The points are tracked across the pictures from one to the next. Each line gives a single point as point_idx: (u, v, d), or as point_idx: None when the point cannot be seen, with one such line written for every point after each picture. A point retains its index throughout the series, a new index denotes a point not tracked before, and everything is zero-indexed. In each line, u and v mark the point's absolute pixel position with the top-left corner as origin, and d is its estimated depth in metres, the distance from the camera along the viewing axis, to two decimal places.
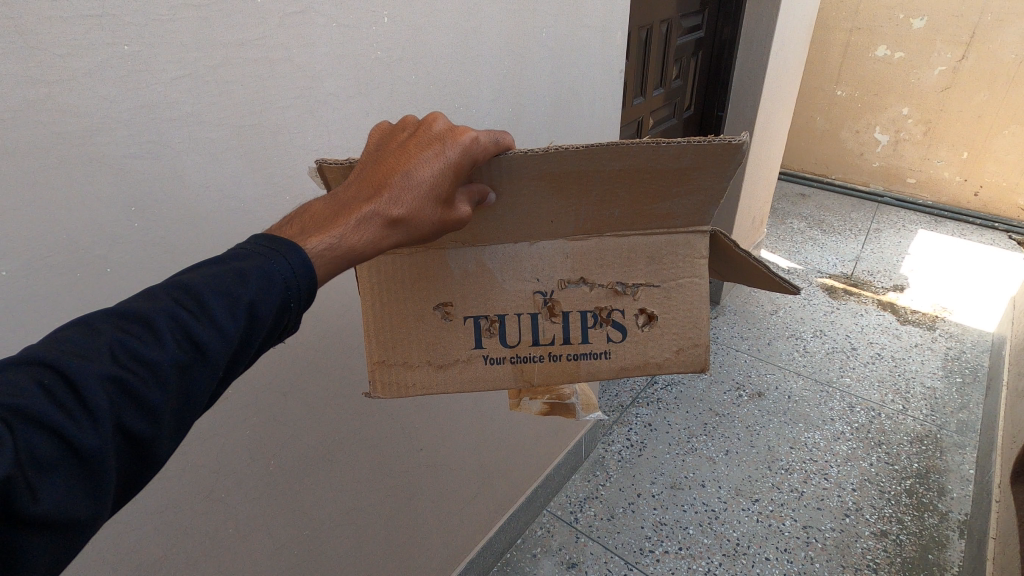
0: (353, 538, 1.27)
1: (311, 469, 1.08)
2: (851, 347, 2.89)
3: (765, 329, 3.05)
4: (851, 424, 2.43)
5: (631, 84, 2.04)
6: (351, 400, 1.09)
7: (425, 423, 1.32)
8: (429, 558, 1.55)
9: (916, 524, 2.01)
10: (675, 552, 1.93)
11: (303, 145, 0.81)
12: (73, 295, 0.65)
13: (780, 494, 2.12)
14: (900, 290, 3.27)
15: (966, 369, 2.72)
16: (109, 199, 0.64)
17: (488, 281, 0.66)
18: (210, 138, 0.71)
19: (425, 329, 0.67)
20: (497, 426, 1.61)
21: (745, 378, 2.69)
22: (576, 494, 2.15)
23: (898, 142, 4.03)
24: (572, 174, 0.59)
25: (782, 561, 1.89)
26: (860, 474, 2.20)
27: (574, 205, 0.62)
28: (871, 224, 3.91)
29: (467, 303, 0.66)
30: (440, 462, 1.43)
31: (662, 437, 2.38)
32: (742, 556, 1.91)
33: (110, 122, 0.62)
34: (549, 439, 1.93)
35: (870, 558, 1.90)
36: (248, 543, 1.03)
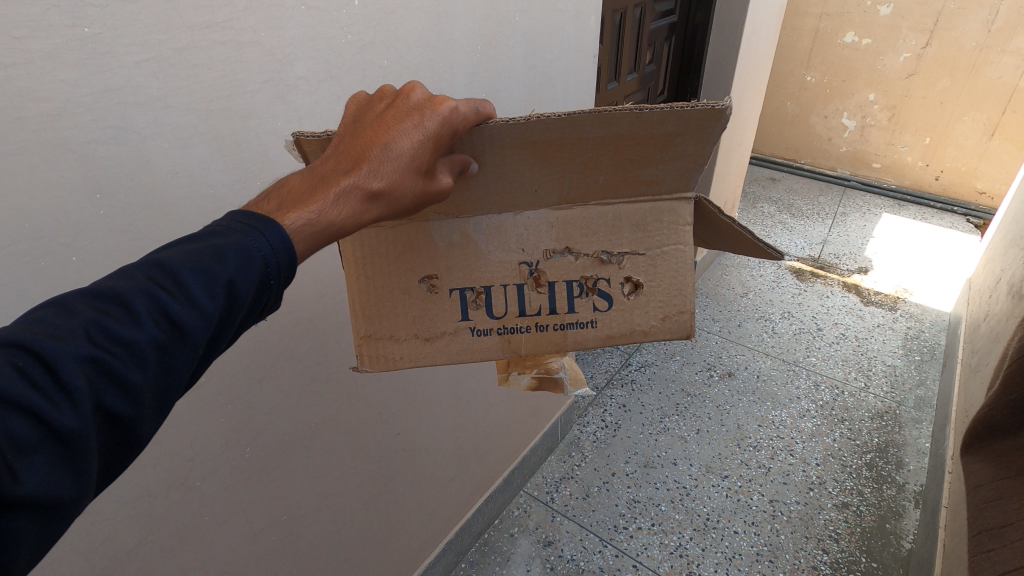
0: (332, 521, 1.30)
1: (288, 455, 1.10)
2: (817, 328, 3.00)
3: (736, 311, 3.14)
4: (815, 402, 2.53)
5: (606, 69, 2.06)
6: (327, 386, 1.11)
7: (403, 406, 1.35)
8: (411, 538, 1.60)
9: (875, 495, 2.12)
10: (648, 528, 2.00)
11: (275, 129, 0.82)
12: (39, 283, 0.65)
13: (748, 469, 2.21)
14: (864, 272, 3.40)
15: (924, 348, 2.85)
16: (72, 185, 0.64)
17: (473, 253, 0.68)
18: (177, 123, 0.71)
19: (412, 301, 0.69)
20: (475, 408, 1.64)
21: (716, 360, 2.77)
22: (552, 474, 2.20)
23: (864, 128, 4.14)
24: (555, 143, 0.60)
25: (749, 533, 1.97)
26: (824, 450, 2.30)
27: (558, 174, 0.64)
28: (837, 208, 4.04)
29: (452, 275, 0.68)
30: (418, 446, 1.47)
31: (636, 418, 2.45)
32: (712, 530, 1.99)
33: (71, 106, 0.62)
34: (524, 421, 1.97)
35: (832, 528, 1.99)
36: (226, 529, 1.05)
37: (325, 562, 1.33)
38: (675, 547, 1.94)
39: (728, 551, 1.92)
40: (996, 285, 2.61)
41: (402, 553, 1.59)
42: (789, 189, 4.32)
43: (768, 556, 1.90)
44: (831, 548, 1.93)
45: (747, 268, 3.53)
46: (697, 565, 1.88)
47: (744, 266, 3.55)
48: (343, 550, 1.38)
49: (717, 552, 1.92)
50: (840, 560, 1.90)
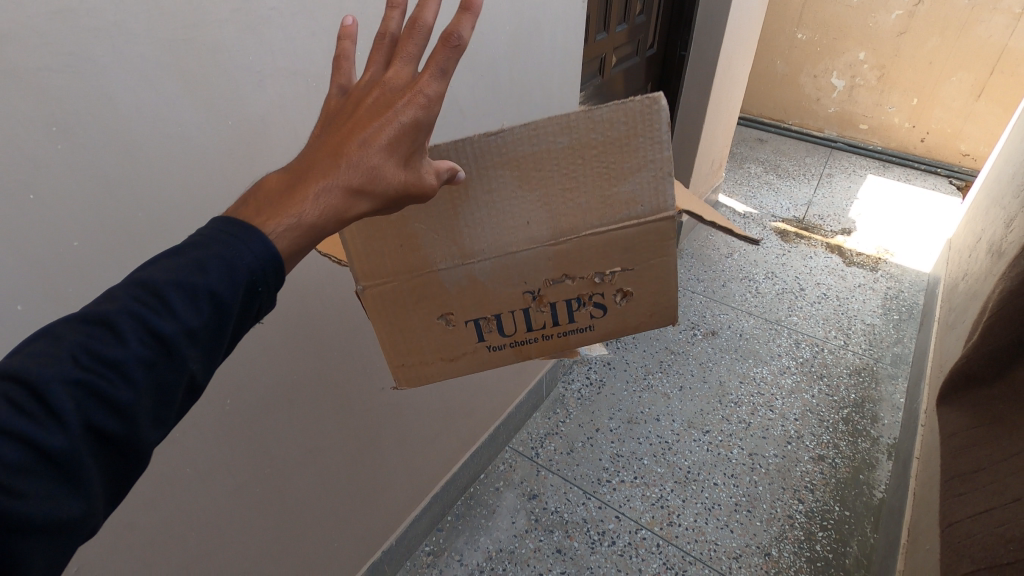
0: (324, 491, 1.20)
1: (274, 412, 0.98)
2: (800, 288, 2.79)
3: (720, 270, 2.93)
4: (794, 358, 2.36)
5: (594, 19, 1.92)
6: (312, 341, 0.99)
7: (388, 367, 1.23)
8: (392, 503, 1.49)
9: (849, 448, 1.98)
10: (630, 481, 1.87)
11: (250, 71, 0.64)
12: (10, 269, 0.51)
13: (729, 425, 2.06)
14: (848, 234, 3.16)
15: (903, 307, 2.66)
16: (29, 139, 0.49)
17: (482, 289, 0.63)
18: (145, 60, 0.54)
19: (432, 334, 0.66)
20: None
21: (699, 318, 2.57)
22: (537, 431, 2.06)
23: (853, 88, 3.80)
24: (526, 157, 0.57)
25: (728, 485, 1.85)
26: (802, 405, 2.15)
27: (541, 195, 0.59)
28: (823, 169, 3.76)
29: (466, 311, 0.64)
30: (403, 404, 1.35)
31: (620, 375, 2.27)
32: (692, 483, 1.86)
33: (14, 30, 0.46)
34: (511, 381, 1.88)
35: (808, 479, 1.87)
36: (218, 507, 0.94)
37: (313, 532, 1.21)
38: (656, 498, 1.82)
39: (707, 502, 1.80)
40: (971, 239, 2.54)
41: (387, 510, 1.48)
42: (776, 150, 4.04)
43: (745, 506, 1.79)
44: (807, 498, 1.81)
45: (736, 226, 3.33)
46: (677, 515, 1.77)
47: (729, 227, 3.32)
48: (337, 520, 1.29)
49: (696, 502, 1.80)
50: (815, 509, 1.79)
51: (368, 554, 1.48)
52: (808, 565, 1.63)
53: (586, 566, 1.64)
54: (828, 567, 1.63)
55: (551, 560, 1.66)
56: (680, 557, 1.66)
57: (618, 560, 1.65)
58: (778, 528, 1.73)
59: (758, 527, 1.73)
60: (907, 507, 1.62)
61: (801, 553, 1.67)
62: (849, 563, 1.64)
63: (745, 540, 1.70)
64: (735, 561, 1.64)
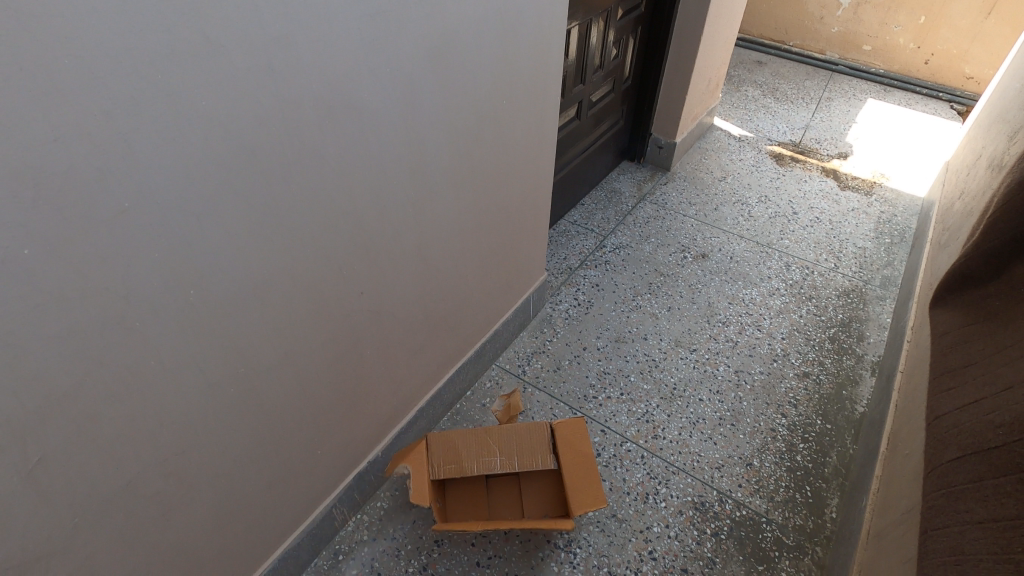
0: (297, 377, 1.33)
1: (240, 301, 1.10)
2: (792, 213, 3.25)
3: (712, 196, 3.34)
4: (785, 281, 2.77)
5: None
6: (280, 232, 1.12)
7: (397, 261, 1.50)
8: (381, 400, 1.70)
9: (834, 365, 2.36)
10: (617, 397, 2.18)
11: None
12: None
13: (716, 343, 2.43)
14: (843, 158, 3.75)
15: (895, 232, 3.13)
16: None
17: (486, 474, 1.60)
18: None
19: (468, 439, 1.62)
20: (439, 276, 1.71)
21: (690, 242, 2.98)
22: (523, 349, 2.35)
23: (857, 8, 4.52)
24: (508, 465, 1.61)
25: (713, 400, 2.19)
26: (790, 325, 2.54)
27: (511, 466, 1.61)
28: (823, 92, 4.50)
29: (480, 465, 1.59)
30: (382, 310, 1.52)
31: (608, 296, 2.62)
32: (678, 398, 2.19)
33: None
34: (495, 294, 2.12)
35: (791, 395, 2.23)
36: (178, 376, 1.04)
37: (298, 433, 1.41)
38: (642, 413, 2.13)
39: (693, 416, 2.13)
40: (977, 161, 2.69)
41: (371, 417, 1.68)
42: (774, 74, 4.74)
43: (729, 420, 2.13)
44: (789, 412, 2.17)
45: (726, 153, 3.73)
46: (662, 429, 2.08)
47: (724, 151, 3.76)
48: (313, 411, 1.43)
49: (683, 417, 2.12)
50: (797, 421, 2.14)
51: (362, 451, 1.71)
52: (786, 474, 1.97)
53: None
54: (807, 476, 1.96)
55: None
56: (664, 467, 1.96)
57: (605, 470, 1.94)
58: (760, 440, 2.07)
59: (740, 439, 2.07)
60: (885, 421, 1.89)
61: (781, 462, 2.00)
62: (828, 469, 1.98)
63: (729, 451, 2.02)
64: (717, 470, 1.96)
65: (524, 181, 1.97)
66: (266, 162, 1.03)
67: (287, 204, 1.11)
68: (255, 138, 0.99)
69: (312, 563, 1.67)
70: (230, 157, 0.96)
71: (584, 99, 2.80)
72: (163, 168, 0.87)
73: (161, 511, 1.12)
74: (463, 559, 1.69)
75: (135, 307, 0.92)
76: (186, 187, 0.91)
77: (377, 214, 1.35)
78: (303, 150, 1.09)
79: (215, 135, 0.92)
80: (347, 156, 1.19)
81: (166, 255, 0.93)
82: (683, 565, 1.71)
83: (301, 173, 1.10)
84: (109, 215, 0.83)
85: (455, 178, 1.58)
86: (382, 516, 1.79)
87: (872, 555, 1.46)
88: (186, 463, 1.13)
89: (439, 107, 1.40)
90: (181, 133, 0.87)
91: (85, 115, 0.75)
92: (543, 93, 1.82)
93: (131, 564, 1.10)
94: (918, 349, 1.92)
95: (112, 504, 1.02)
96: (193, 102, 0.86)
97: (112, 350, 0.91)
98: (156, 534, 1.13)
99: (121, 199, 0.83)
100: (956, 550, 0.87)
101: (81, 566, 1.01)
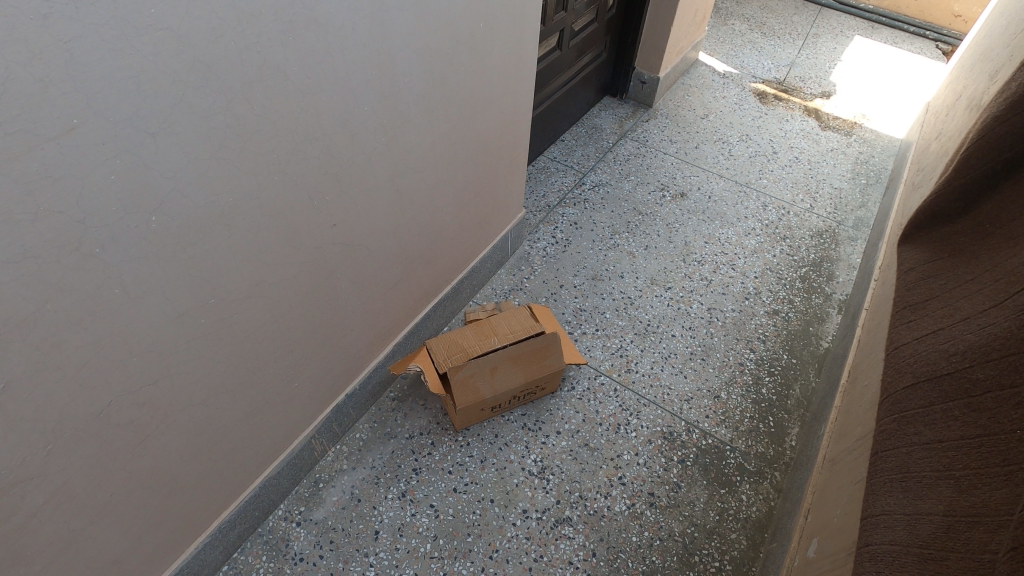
0: (269, 311, 1.30)
1: (205, 232, 1.05)
2: (773, 152, 3.23)
3: (694, 133, 3.29)
4: (761, 222, 2.78)
5: None
6: (244, 156, 1.06)
7: (372, 191, 1.45)
8: (357, 335, 1.68)
9: (803, 304, 2.41)
10: (592, 333, 2.21)
11: None
12: None
13: (691, 282, 2.45)
14: (826, 97, 3.69)
15: (871, 172, 3.15)
16: None
17: (491, 382, 1.81)
18: None
19: (476, 360, 1.78)
20: (414, 209, 1.66)
21: (669, 181, 2.95)
22: (501, 287, 2.33)
23: None
24: (510, 368, 1.83)
25: (685, 336, 2.24)
26: (764, 264, 2.57)
27: (512, 370, 1.83)
28: (811, 28, 4.39)
29: (487, 378, 1.80)
30: (356, 242, 1.48)
31: (587, 235, 2.61)
32: (651, 334, 2.23)
33: None
34: (473, 231, 2.08)
35: (761, 331, 2.29)
36: (143, 308, 1.01)
37: (275, 364, 1.40)
38: (616, 348, 2.17)
39: (665, 351, 2.18)
40: (956, 101, 2.67)
41: (347, 352, 1.67)
42: (763, 7, 4.59)
43: (700, 354, 2.18)
44: (758, 347, 2.23)
45: (711, 90, 3.65)
46: (635, 363, 2.13)
47: (708, 87, 3.67)
48: (287, 345, 1.41)
49: (655, 351, 2.17)
50: (764, 356, 2.20)
51: (339, 383, 1.71)
52: (751, 405, 2.04)
53: (546, 409, 1.96)
54: (771, 407, 2.04)
55: (513, 413, 1.94)
56: (636, 400, 2.02)
57: (578, 403, 1.98)
58: (729, 373, 2.13)
59: (710, 372, 2.13)
60: (849, 354, 1.94)
61: (748, 395, 2.07)
62: (791, 401, 2.06)
63: (698, 384, 2.09)
64: (686, 403, 2.02)
65: (502, 112, 1.90)
66: (227, 78, 0.96)
67: (252, 126, 1.05)
68: (212, 51, 0.92)
69: (294, 491, 1.70)
70: (186, 71, 0.90)
71: (565, 29, 2.68)
72: (105, 76, 0.80)
73: (138, 440, 1.12)
74: (441, 485, 1.74)
75: (92, 232, 0.88)
76: (140, 104, 0.86)
77: (348, 141, 1.29)
78: (266, 66, 1.02)
79: (168, 46, 0.86)
80: (313, 74, 1.12)
81: (122, 177, 0.88)
82: (650, 490, 1.79)
83: (264, 92, 1.04)
84: (57, 129, 0.78)
85: (430, 104, 1.51)
86: (362, 446, 1.81)
87: (828, 477, 1.52)
88: (159, 395, 1.12)
89: (413, 28, 1.32)
90: (128, 41, 0.81)
91: (21, 18, 0.70)
92: (523, 16, 1.74)
93: (108, 490, 1.11)
94: (884, 285, 1.96)
95: (85, 434, 1.01)
96: (141, 6, 0.80)
97: (70, 274, 0.87)
98: (133, 462, 1.13)
99: (69, 112, 0.78)
100: (903, 476, 0.86)
101: (56, 493, 1.01)
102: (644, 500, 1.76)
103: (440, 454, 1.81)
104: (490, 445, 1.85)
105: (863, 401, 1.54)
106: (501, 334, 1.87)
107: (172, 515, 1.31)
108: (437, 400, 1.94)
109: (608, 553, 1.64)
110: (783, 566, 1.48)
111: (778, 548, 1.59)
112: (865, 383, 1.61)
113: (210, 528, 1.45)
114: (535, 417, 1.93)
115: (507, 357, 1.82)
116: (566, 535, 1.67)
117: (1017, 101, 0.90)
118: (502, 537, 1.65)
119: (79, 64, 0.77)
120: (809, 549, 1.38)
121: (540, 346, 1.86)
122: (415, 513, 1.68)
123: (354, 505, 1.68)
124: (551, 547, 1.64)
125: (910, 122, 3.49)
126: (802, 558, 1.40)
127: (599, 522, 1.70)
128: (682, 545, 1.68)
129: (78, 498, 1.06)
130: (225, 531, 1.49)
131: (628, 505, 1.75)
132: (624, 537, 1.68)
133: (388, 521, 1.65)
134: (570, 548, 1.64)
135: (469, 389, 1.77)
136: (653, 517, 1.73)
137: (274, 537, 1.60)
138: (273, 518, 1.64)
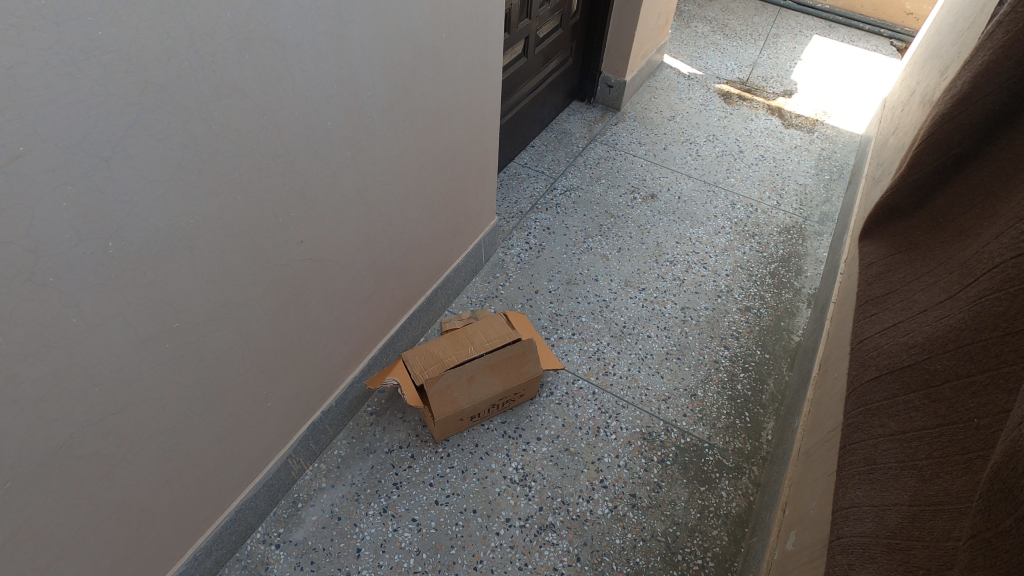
0: (237, 331, 1.28)
1: (167, 255, 1.03)
2: (739, 150, 3.29)
3: (662, 135, 3.34)
4: (730, 220, 2.83)
5: None
6: (205, 176, 1.04)
7: (339, 205, 1.43)
8: (331, 350, 1.66)
9: (773, 299, 2.46)
10: (568, 338, 2.22)
11: None
12: None
13: (664, 282, 2.48)
14: (788, 96, 3.78)
15: (834, 167, 3.24)
16: None
17: (468, 394, 1.80)
18: None
19: (453, 373, 1.76)
20: (383, 220, 1.65)
21: (640, 183, 2.99)
22: (476, 295, 2.33)
23: None
24: (488, 378, 1.83)
25: (660, 336, 2.26)
26: (734, 261, 2.61)
27: (490, 381, 1.83)
28: (772, 28, 4.50)
29: (464, 390, 1.79)
30: (326, 257, 1.46)
31: (560, 239, 2.62)
32: (627, 336, 2.25)
33: None
34: (445, 240, 2.08)
35: (734, 327, 2.32)
36: (104, 335, 0.98)
37: (245, 386, 1.37)
38: (593, 351, 2.18)
39: (642, 352, 2.20)
40: (910, 98, 2.75)
41: (321, 368, 1.65)
42: (724, 9, 4.69)
43: (676, 354, 2.21)
44: (731, 344, 2.26)
45: (677, 92, 3.70)
46: (612, 365, 2.14)
47: (674, 89, 3.73)
48: (258, 364, 1.39)
49: (632, 353, 2.19)
50: (738, 352, 2.24)
51: (314, 400, 1.69)
52: (727, 402, 2.07)
53: (524, 416, 1.96)
54: (747, 403, 2.07)
55: (491, 422, 1.93)
56: (614, 402, 2.03)
57: (557, 408, 1.99)
58: (704, 371, 2.16)
59: (685, 371, 2.15)
60: (819, 347, 1.98)
61: (723, 391, 2.10)
62: (766, 396, 2.10)
63: (674, 383, 2.11)
64: (664, 402, 2.04)
65: (470, 119, 1.90)
66: (182, 97, 0.94)
67: (211, 145, 1.03)
68: (168, 71, 0.90)
69: (271, 513, 1.66)
70: (139, 92, 0.88)
71: (530, 36, 2.70)
72: (54, 102, 0.78)
73: (103, 472, 1.08)
74: (422, 498, 1.73)
75: (45, 261, 0.85)
76: (91, 127, 0.84)
77: (312, 157, 1.28)
78: (224, 84, 1.00)
79: (119, 67, 0.84)
80: (273, 90, 1.11)
81: (75, 201, 0.86)
82: (632, 491, 1.80)
83: (223, 109, 1.02)
84: (2, 157, 0.75)
85: (395, 116, 1.51)
86: (340, 462, 1.79)
87: (803, 469, 1.55)
88: (125, 423, 1.09)
89: (373, 41, 1.32)
90: (78, 66, 0.79)
91: None
92: (485, 23, 1.74)
93: (75, 523, 1.07)
94: (850, 277, 2.01)
95: (45, 469, 0.97)
96: (89, 33, 0.78)
97: (21, 306, 0.84)
98: (100, 494, 1.10)
99: (15, 140, 0.76)
100: (870, 468, 0.87)
101: (17, 532, 0.97)
102: (626, 502, 1.77)
103: (420, 466, 1.80)
104: (470, 455, 1.84)
105: (834, 392, 1.57)
106: (478, 343, 1.87)
107: (145, 545, 1.27)
108: (415, 412, 1.92)
109: (593, 557, 1.64)
110: (764, 560, 1.49)
111: (759, 541, 1.61)
112: (835, 373, 1.64)
113: (186, 555, 1.41)
114: (515, 425, 1.93)
115: (484, 366, 1.82)
116: (549, 541, 1.67)
117: (962, 100, 0.92)
118: (486, 547, 1.64)
119: (23, 86, 0.75)
120: (789, 542, 1.40)
121: (516, 354, 1.86)
122: (397, 528, 1.66)
123: (335, 523, 1.65)
124: (535, 554, 1.64)
125: (868, 117, 3.59)
126: (782, 551, 1.42)
127: (582, 527, 1.71)
128: (665, 544, 1.69)
129: (41, 535, 1.02)
130: (201, 558, 1.45)
131: (611, 507, 1.75)
132: (607, 540, 1.69)
133: (370, 538, 1.63)
134: (554, 554, 1.64)
135: (447, 403, 1.76)
136: (636, 518, 1.74)
137: (254, 561, 1.57)
138: (251, 541, 1.60)
